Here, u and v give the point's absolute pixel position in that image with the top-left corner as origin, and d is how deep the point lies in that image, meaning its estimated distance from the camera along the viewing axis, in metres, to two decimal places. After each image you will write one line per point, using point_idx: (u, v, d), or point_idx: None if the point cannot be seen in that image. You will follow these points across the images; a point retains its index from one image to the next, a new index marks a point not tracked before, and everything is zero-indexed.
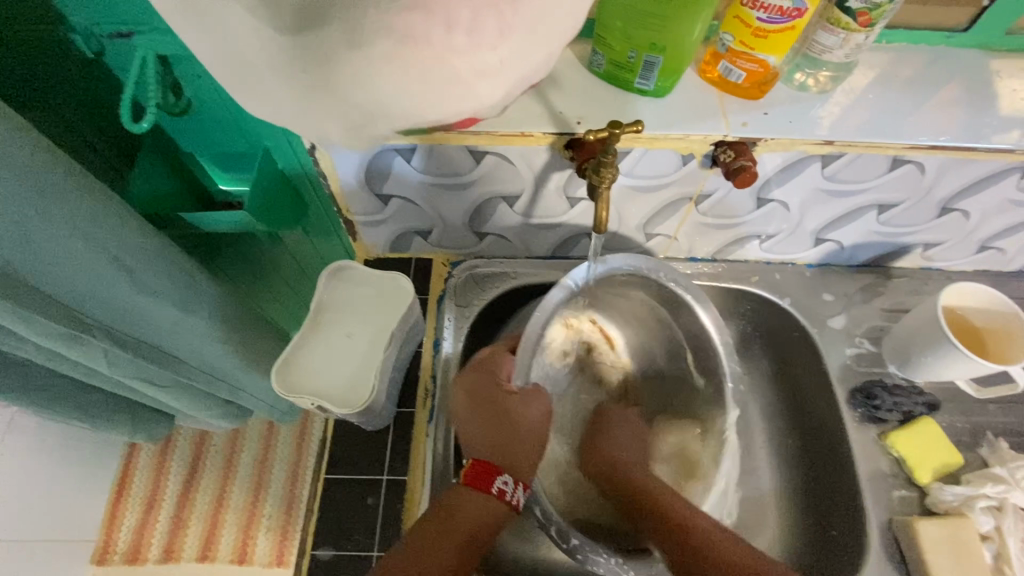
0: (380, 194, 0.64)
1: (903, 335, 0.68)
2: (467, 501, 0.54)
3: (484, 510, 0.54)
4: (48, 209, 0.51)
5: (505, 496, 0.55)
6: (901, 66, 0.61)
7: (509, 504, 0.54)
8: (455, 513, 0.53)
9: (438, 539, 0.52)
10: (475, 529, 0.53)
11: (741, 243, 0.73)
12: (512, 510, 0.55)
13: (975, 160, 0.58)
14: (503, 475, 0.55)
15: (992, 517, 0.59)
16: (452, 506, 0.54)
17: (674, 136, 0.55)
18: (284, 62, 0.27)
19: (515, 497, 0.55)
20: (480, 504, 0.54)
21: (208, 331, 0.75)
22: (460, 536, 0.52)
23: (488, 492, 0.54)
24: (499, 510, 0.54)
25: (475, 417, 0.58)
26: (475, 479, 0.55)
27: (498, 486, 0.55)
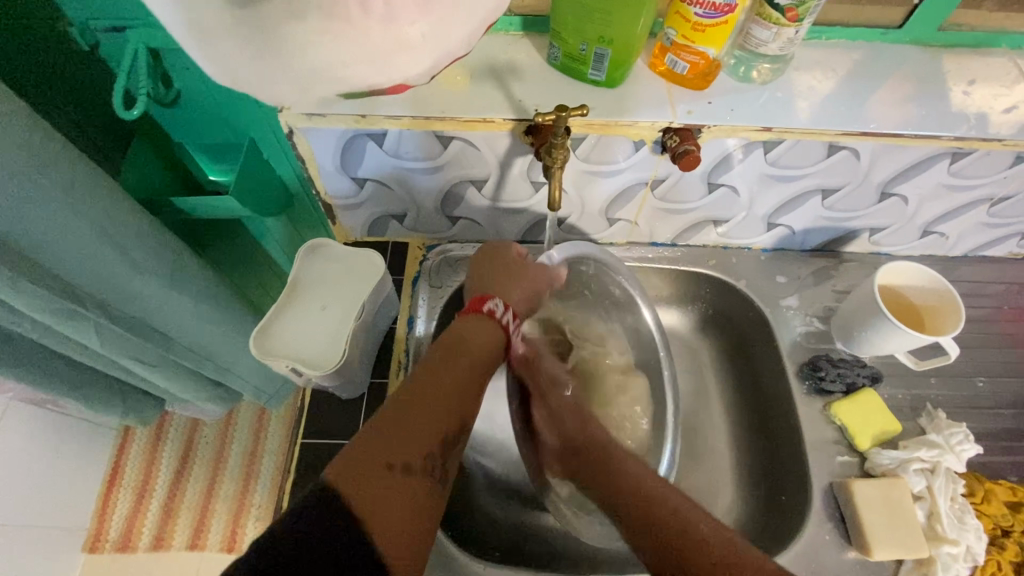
0: (356, 177, 0.68)
1: (847, 312, 0.72)
2: (466, 330, 0.58)
3: (482, 338, 0.58)
4: (45, 185, 0.56)
5: (495, 316, 0.61)
6: (840, 60, 0.66)
7: (500, 321, 0.61)
8: (460, 342, 0.56)
9: (443, 358, 0.54)
10: (476, 351, 0.56)
11: (699, 228, 0.78)
12: (503, 330, 0.61)
13: (905, 146, 0.63)
14: (493, 299, 0.62)
15: (924, 478, 0.64)
16: (456, 336, 0.57)
17: (624, 122, 0.60)
18: (235, 32, 0.32)
19: (505, 317, 0.62)
20: (478, 330, 0.59)
21: (194, 311, 0.79)
22: (465, 358, 0.55)
23: (483, 311, 0.60)
24: (496, 332, 0.60)
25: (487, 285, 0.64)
26: (471, 308, 0.61)
27: (491, 306, 0.61)
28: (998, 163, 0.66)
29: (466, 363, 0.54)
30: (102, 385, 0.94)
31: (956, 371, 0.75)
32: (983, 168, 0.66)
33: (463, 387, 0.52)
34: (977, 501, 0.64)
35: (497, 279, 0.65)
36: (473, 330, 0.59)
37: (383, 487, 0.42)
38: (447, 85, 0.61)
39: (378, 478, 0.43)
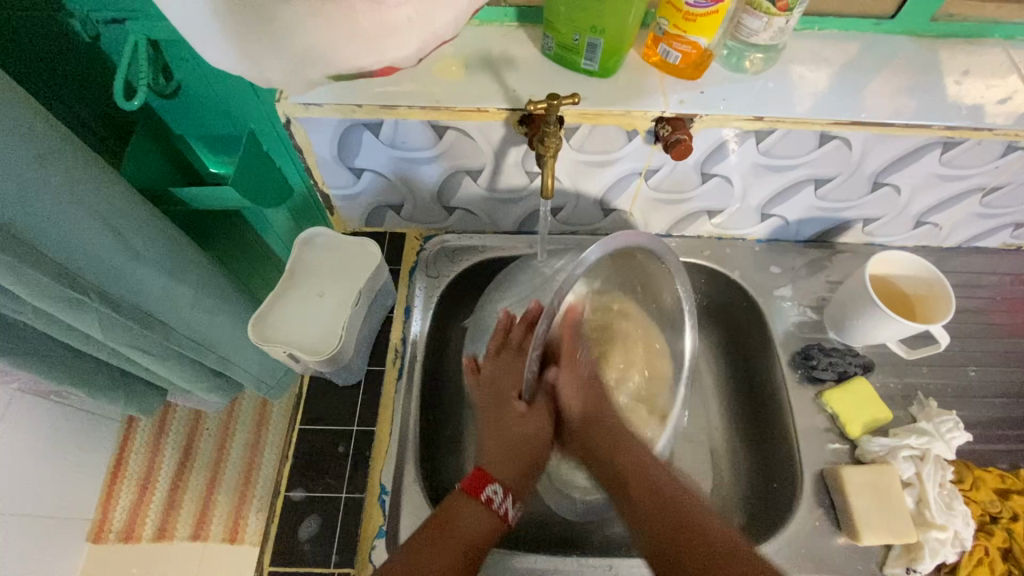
0: (352, 167, 0.69)
1: (838, 302, 0.73)
2: (458, 511, 0.56)
3: (472, 526, 0.56)
4: (47, 173, 0.58)
5: (494, 506, 0.57)
6: (833, 51, 0.67)
7: (498, 513, 0.57)
8: (450, 525, 0.55)
9: (435, 549, 0.54)
10: (468, 544, 0.55)
11: (693, 218, 0.78)
12: (504, 522, 0.57)
13: (896, 136, 0.64)
14: (494, 484, 0.57)
15: (913, 464, 0.64)
16: (448, 518, 0.56)
17: (617, 112, 0.61)
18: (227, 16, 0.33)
19: (504, 505, 0.57)
20: (467, 516, 0.56)
21: (194, 301, 0.80)
22: (454, 549, 0.54)
23: (478, 501, 0.57)
24: (491, 525, 0.56)
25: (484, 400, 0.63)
26: (471, 488, 0.58)
27: (487, 496, 0.57)
28: (989, 153, 0.66)
29: (456, 556, 0.54)
30: (104, 375, 0.96)
31: (948, 360, 0.76)
32: (975, 157, 0.67)
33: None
34: (966, 488, 0.65)
35: (499, 389, 0.63)
36: (468, 523, 0.56)
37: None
38: (443, 76, 0.62)
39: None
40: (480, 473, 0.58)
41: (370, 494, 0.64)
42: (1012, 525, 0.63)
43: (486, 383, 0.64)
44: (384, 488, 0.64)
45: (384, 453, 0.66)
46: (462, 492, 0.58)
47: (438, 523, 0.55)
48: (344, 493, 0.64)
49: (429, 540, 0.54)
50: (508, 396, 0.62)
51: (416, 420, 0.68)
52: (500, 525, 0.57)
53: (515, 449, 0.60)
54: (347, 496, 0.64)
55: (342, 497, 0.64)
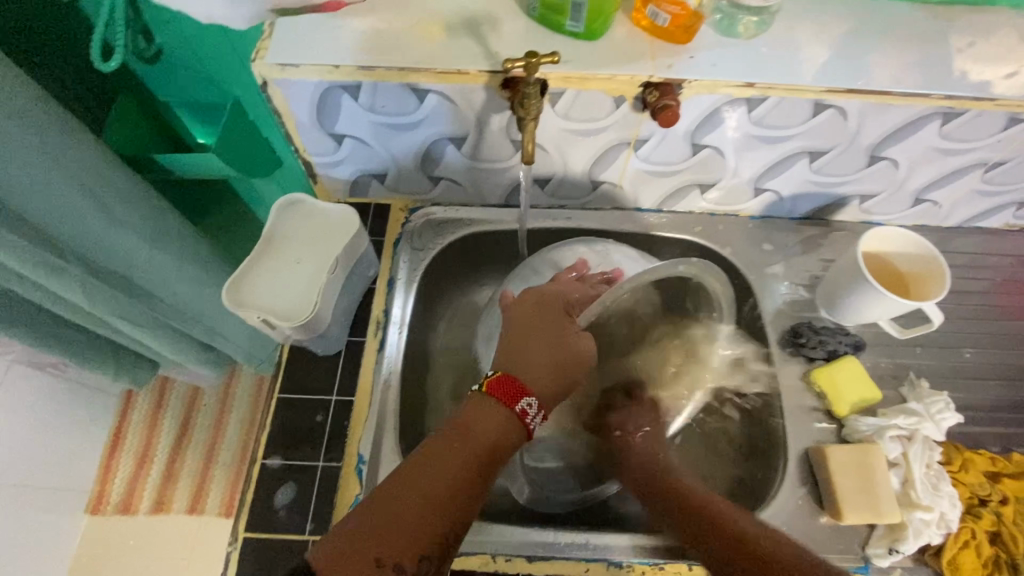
0: (333, 134, 0.68)
1: (830, 279, 0.71)
2: (480, 414, 0.53)
3: (494, 429, 0.53)
4: (18, 132, 0.55)
5: (523, 419, 0.54)
6: (832, 17, 0.64)
7: (526, 427, 0.54)
8: (470, 431, 0.52)
9: (454, 451, 0.50)
10: (486, 450, 0.52)
11: (685, 192, 0.76)
12: (526, 435, 0.55)
13: (894, 105, 0.61)
14: (529, 398, 0.55)
15: (900, 444, 0.63)
16: (468, 420, 0.53)
17: (602, 76, 0.59)
18: None
19: (533, 421, 0.55)
20: (490, 420, 0.53)
21: (178, 270, 0.79)
22: (472, 455, 0.51)
23: (511, 409, 0.54)
24: (515, 432, 0.54)
25: (530, 322, 0.59)
26: (501, 394, 0.54)
27: (522, 407, 0.54)
28: (991, 125, 0.63)
29: (475, 460, 0.50)
30: (93, 345, 0.95)
31: (942, 342, 0.74)
32: (976, 129, 0.64)
33: (467, 490, 0.49)
34: (953, 469, 0.64)
35: (548, 313, 0.60)
36: (483, 422, 0.53)
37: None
38: (423, 38, 0.60)
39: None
40: (515, 381, 0.55)
41: (347, 463, 0.63)
42: (1001, 509, 0.62)
43: (539, 306, 0.61)
44: (361, 457, 0.63)
45: (362, 423, 0.65)
46: (487, 392, 0.55)
47: (456, 422, 0.53)
48: (321, 462, 0.64)
49: (444, 444, 0.51)
50: (559, 324, 0.59)
51: (396, 392, 0.68)
52: (521, 436, 0.55)
53: (553, 366, 0.57)
54: (324, 465, 0.63)
55: (319, 466, 0.63)
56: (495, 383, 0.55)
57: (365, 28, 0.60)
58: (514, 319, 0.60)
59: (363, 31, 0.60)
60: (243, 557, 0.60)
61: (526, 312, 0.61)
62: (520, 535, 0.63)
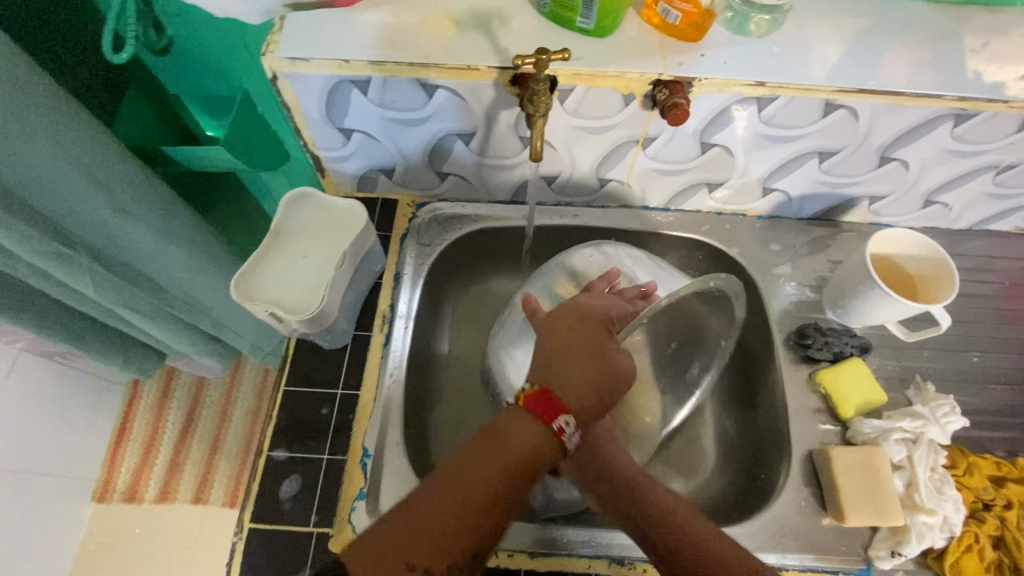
0: (342, 128, 0.68)
1: (838, 281, 0.71)
2: (518, 427, 0.49)
3: (532, 446, 0.49)
4: (30, 121, 0.56)
5: (563, 437, 0.49)
6: (846, 17, 0.64)
7: (564, 445, 0.50)
8: (506, 444, 0.48)
9: (489, 464, 0.47)
10: (523, 465, 0.48)
11: (693, 191, 0.76)
12: (563, 452, 0.51)
13: (906, 106, 0.61)
14: (567, 416, 0.50)
15: (905, 447, 0.63)
16: (505, 432, 0.49)
17: (612, 73, 0.58)
18: None
19: (571, 439, 0.51)
20: (527, 438, 0.49)
21: (187, 262, 0.80)
22: (505, 473, 0.47)
23: (548, 427, 0.49)
24: (552, 451, 0.50)
25: (573, 334, 0.55)
26: (541, 409, 0.50)
27: (560, 426, 0.49)
28: (1004, 127, 0.63)
29: (511, 476, 0.47)
30: (102, 335, 0.96)
31: (949, 345, 0.73)
32: (989, 131, 0.63)
33: (499, 506, 0.46)
34: (958, 473, 0.64)
35: (590, 324, 0.57)
36: (521, 436, 0.49)
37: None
38: (433, 33, 0.60)
39: None
40: (555, 398, 0.50)
41: (352, 456, 0.64)
42: (1005, 513, 0.62)
43: (577, 318, 0.58)
44: (366, 451, 0.64)
45: (368, 416, 0.66)
46: (525, 407, 0.50)
47: (491, 433, 0.49)
48: (326, 455, 0.64)
49: (477, 458, 0.47)
50: (601, 337, 0.55)
51: (401, 386, 0.68)
52: (558, 452, 0.50)
53: (596, 382, 0.52)
54: (329, 458, 0.64)
55: (324, 459, 0.64)
56: (532, 398, 0.50)
57: (375, 23, 0.60)
58: (552, 329, 0.56)
59: (373, 26, 0.60)
60: (249, 548, 0.60)
61: (564, 323, 0.57)
62: (522, 530, 0.63)
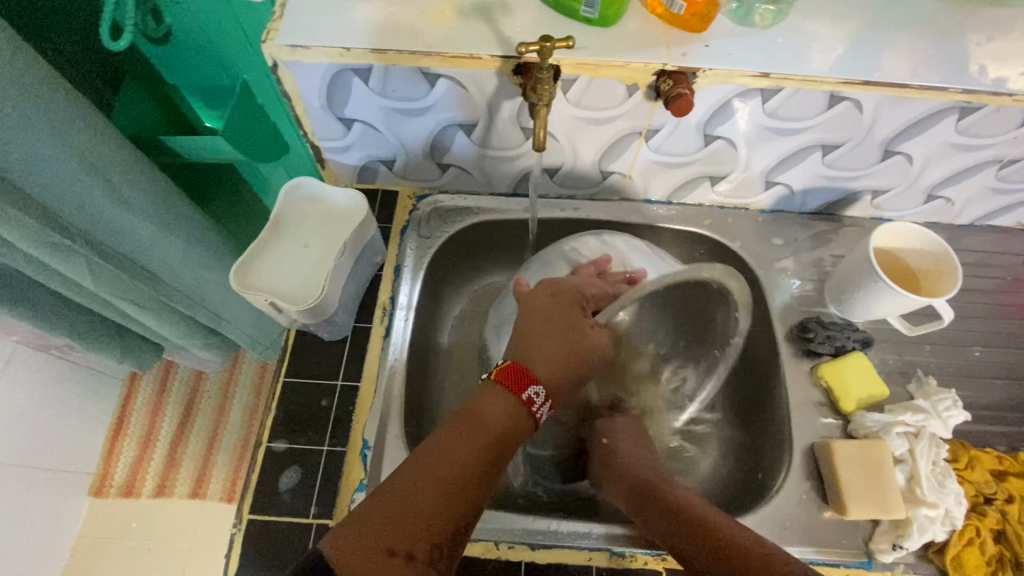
0: (342, 118, 0.67)
1: (840, 275, 0.71)
2: (489, 403, 0.53)
3: (504, 418, 0.53)
4: (28, 107, 0.55)
5: (530, 407, 0.54)
6: (850, 8, 0.63)
7: (533, 416, 0.54)
8: (480, 419, 0.52)
9: (464, 440, 0.50)
10: (496, 436, 0.52)
11: (694, 184, 0.76)
12: (535, 424, 0.55)
13: (910, 99, 0.61)
14: (536, 386, 0.55)
15: (907, 441, 0.63)
16: (479, 409, 0.53)
17: (616, 63, 0.58)
18: None
19: (540, 411, 0.55)
20: (499, 411, 0.53)
21: (186, 253, 0.79)
22: (481, 444, 0.50)
23: (518, 398, 0.54)
24: (522, 424, 0.54)
25: (545, 314, 0.60)
26: (510, 381, 0.54)
27: (529, 396, 0.54)
28: (1008, 121, 0.63)
29: (483, 451, 0.50)
30: (100, 328, 0.95)
31: (951, 339, 0.73)
32: (993, 125, 0.63)
33: (475, 478, 0.49)
34: (960, 467, 0.63)
35: (563, 304, 0.61)
36: (492, 408, 0.53)
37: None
38: (435, 21, 0.59)
39: (374, 566, 0.42)
40: (524, 371, 0.55)
41: (352, 448, 0.63)
42: (1006, 507, 0.62)
43: (553, 295, 0.62)
44: (366, 442, 0.63)
45: (368, 408, 0.65)
46: (496, 380, 0.55)
47: (462, 413, 0.52)
48: (326, 446, 0.64)
49: (454, 433, 0.51)
50: (573, 315, 0.61)
51: (402, 378, 0.68)
52: (529, 426, 0.55)
53: (567, 356, 0.58)
54: (328, 449, 0.64)
55: (324, 450, 0.63)
56: (503, 372, 0.55)
57: (377, 11, 0.60)
58: (529, 308, 0.61)
59: (374, 15, 0.60)
60: (248, 540, 0.60)
61: (538, 302, 0.61)
62: (523, 523, 0.62)
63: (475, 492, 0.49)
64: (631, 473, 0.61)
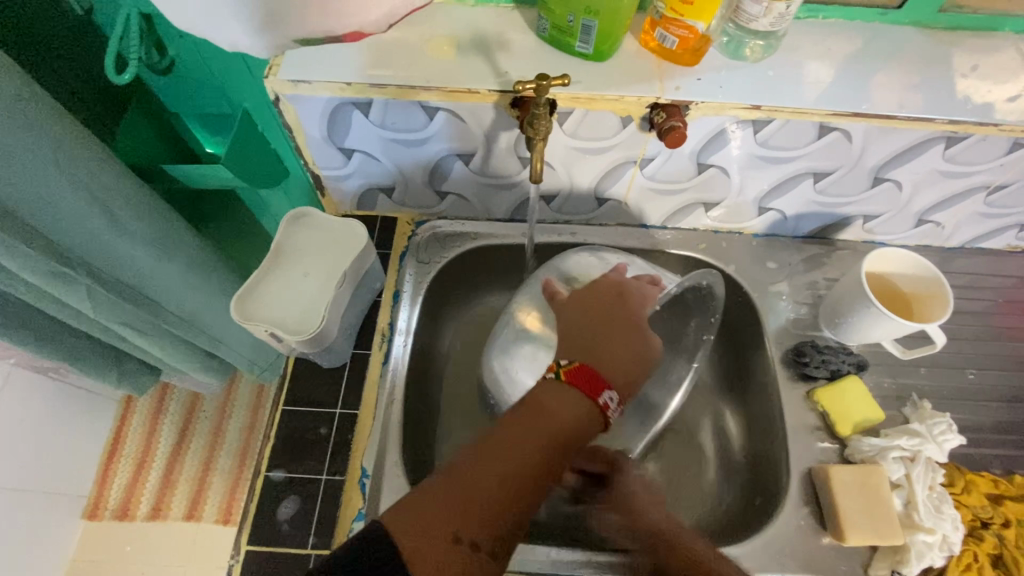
0: (343, 148, 0.68)
1: (834, 299, 0.71)
2: (560, 399, 0.51)
3: (577, 416, 0.51)
4: (30, 142, 0.56)
5: (606, 412, 0.52)
6: (838, 41, 0.65)
7: (606, 419, 0.52)
8: (551, 415, 0.50)
9: (533, 433, 0.48)
10: (567, 434, 0.49)
11: (689, 210, 0.77)
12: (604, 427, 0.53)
13: (898, 129, 0.62)
14: (610, 391, 0.53)
15: (903, 466, 0.63)
16: (550, 404, 0.50)
17: (611, 96, 0.59)
18: None
19: (612, 414, 0.53)
20: (573, 408, 0.51)
21: (186, 278, 0.80)
22: (550, 441, 0.48)
23: (594, 401, 0.52)
24: (594, 423, 0.52)
25: (597, 317, 0.61)
26: (586, 383, 0.52)
27: (604, 400, 0.52)
28: (994, 149, 0.64)
29: (552, 451, 0.48)
30: (98, 351, 0.95)
31: (944, 362, 0.74)
32: (979, 153, 0.65)
33: (540, 477, 0.47)
34: (956, 491, 0.64)
35: (619, 305, 0.63)
36: (565, 405, 0.51)
37: (442, 562, 0.40)
38: (433, 56, 0.61)
39: (437, 550, 0.41)
40: (596, 375, 0.53)
41: (350, 477, 0.63)
42: (1003, 531, 0.62)
43: (607, 298, 0.63)
44: (365, 471, 0.64)
45: (366, 436, 0.66)
46: (568, 381, 0.52)
47: (533, 407, 0.50)
48: (324, 475, 0.64)
49: (524, 424, 0.49)
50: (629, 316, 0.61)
51: (399, 405, 0.68)
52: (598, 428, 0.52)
53: (631, 357, 0.57)
54: (327, 478, 0.64)
55: (322, 479, 0.63)
56: (575, 372, 0.53)
57: (376, 46, 0.61)
58: (579, 313, 0.61)
59: (377, 49, 0.61)
60: (245, 570, 0.60)
61: (587, 308, 0.62)
62: (522, 552, 0.63)
63: (536, 490, 0.47)
64: (649, 527, 0.57)
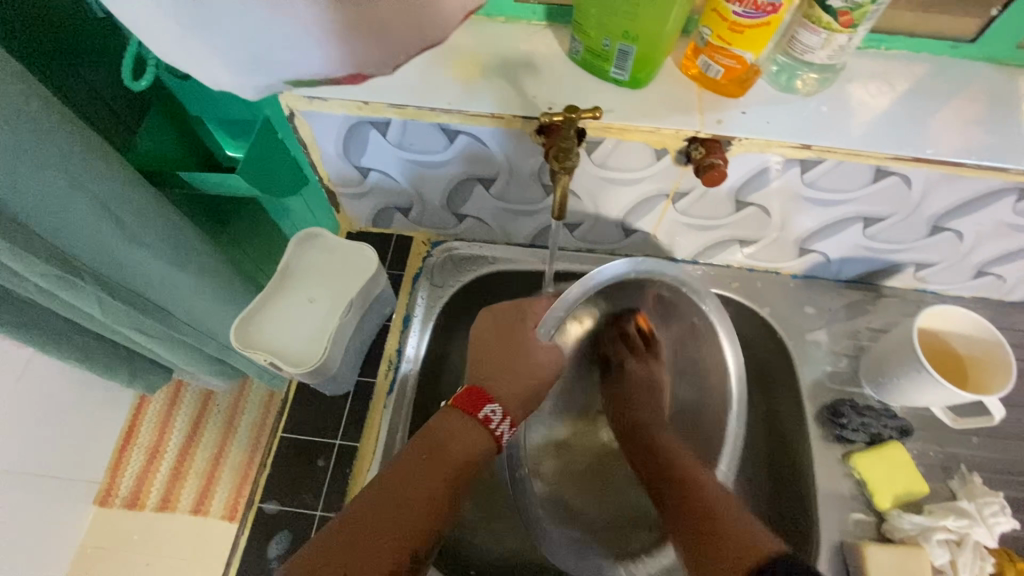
0: (359, 165, 0.65)
1: (880, 357, 0.65)
2: (449, 431, 0.56)
3: (466, 444, 0.56)
4: (36, 148, 0.53)
5: (490, 424, 0.58)
6: (901, 74, 0.59)
7: (493, 433, 0.57)
8: (441, 449, 0.55)
9: (421, 468, 0.54)
10: (459, 461, 0.55)
11: (723, 247, 0.72)
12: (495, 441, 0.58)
13: (964, 177, 0.56)
14: (493, 403, 0.58)
15: (948, 551, 0.57)
16: (439, 437, 0.56)
17: (645, 128, 0.55)
18: None
19: (500, 428, 0.58)
20: (461, 433, 0.56)
21: (196, 287, 0.77)
22: (443, 470, 0.54)
23: (474, 417, 0.57)
24: (486, 441, 0.57)
25: (490, 344, 0.61)
26: (468, 404, 0.58)
27: (485, 414, 0.58)
28: None
29: (447, 476, 0.54)
30: (106, 348, 0.93)
31: (1000, 432, 0.67)
32: None
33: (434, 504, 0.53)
34: None
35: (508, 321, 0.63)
36: (456, 433, 0.56)
37: None
38: (456, 75, 0.57)
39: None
40: (481, 393, 0.59)
41: None
42: None
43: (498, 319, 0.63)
44: None
45: (366, 471, 0.63)
46: (455, 407, 0.58)
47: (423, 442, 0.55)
48: (319, 511, 0.61)
49: (413, 460, 0.54)
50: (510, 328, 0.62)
51: (402, 438, 0.65)
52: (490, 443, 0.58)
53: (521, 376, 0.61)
54: (321, 514, 0.61)
55: (316, 515, 0.61)
56: (461, 395, 0.59)
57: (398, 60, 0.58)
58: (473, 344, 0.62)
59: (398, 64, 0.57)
60: None
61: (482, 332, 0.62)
62: None
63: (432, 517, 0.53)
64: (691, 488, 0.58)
